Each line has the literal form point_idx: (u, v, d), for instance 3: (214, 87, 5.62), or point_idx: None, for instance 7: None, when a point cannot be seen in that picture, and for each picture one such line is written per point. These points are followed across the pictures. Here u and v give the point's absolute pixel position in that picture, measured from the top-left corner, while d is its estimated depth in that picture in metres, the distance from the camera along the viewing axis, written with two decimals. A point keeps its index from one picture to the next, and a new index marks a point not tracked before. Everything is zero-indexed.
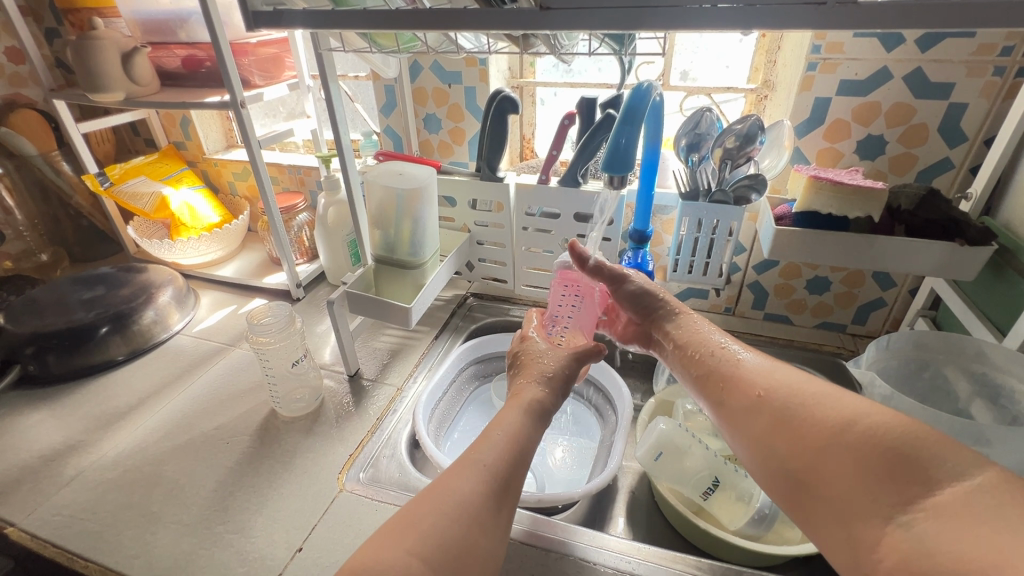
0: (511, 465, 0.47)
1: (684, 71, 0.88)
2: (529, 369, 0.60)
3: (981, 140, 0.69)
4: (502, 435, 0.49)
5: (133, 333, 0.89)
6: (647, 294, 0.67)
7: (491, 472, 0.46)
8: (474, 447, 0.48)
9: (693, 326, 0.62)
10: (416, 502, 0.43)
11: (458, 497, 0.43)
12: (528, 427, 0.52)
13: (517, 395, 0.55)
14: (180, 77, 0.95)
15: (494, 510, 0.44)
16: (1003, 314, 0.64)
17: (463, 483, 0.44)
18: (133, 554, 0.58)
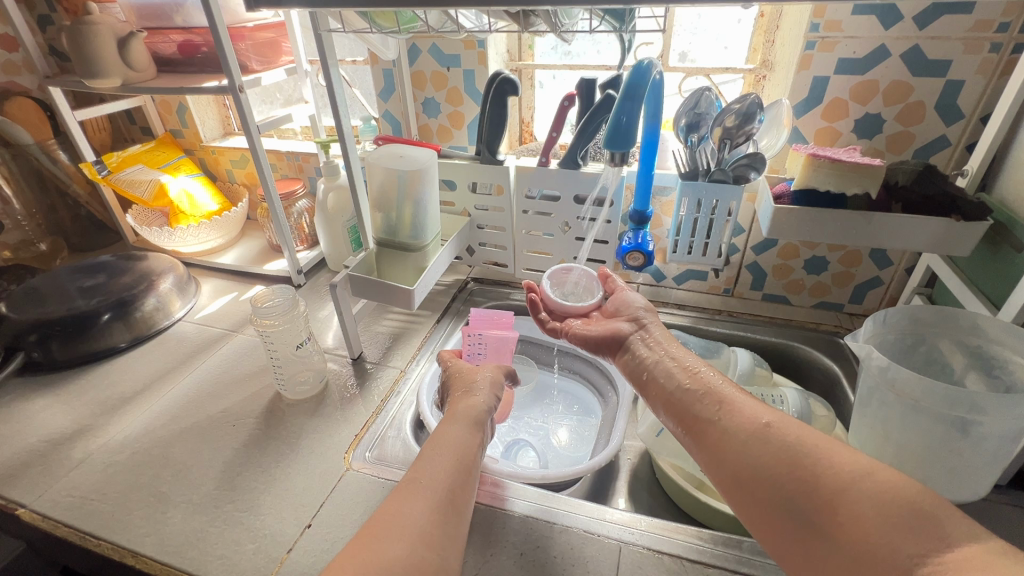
0: (454, 476, 0.51)
1: (682, 52, 0.88)
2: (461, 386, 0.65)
3: (978, 117, 0.70)
4: (444, 450, 0.53)
5: (135, 320, 0.89)
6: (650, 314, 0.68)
7: (430, 490, 0.48)
8: (414, 468, 0.51)
9: (685, 352, 0.61)
10: (364, 530, 0.44)
11: (400, 521, 0.45)
12: (467, 434, 0.56)
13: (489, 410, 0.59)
14: (176, 62, 0.95)
15: (440, 526, 0.46)
16: (997, 289, 0.65)
17: (405, 507, 0.46)
18: (145, 532, 0.59)
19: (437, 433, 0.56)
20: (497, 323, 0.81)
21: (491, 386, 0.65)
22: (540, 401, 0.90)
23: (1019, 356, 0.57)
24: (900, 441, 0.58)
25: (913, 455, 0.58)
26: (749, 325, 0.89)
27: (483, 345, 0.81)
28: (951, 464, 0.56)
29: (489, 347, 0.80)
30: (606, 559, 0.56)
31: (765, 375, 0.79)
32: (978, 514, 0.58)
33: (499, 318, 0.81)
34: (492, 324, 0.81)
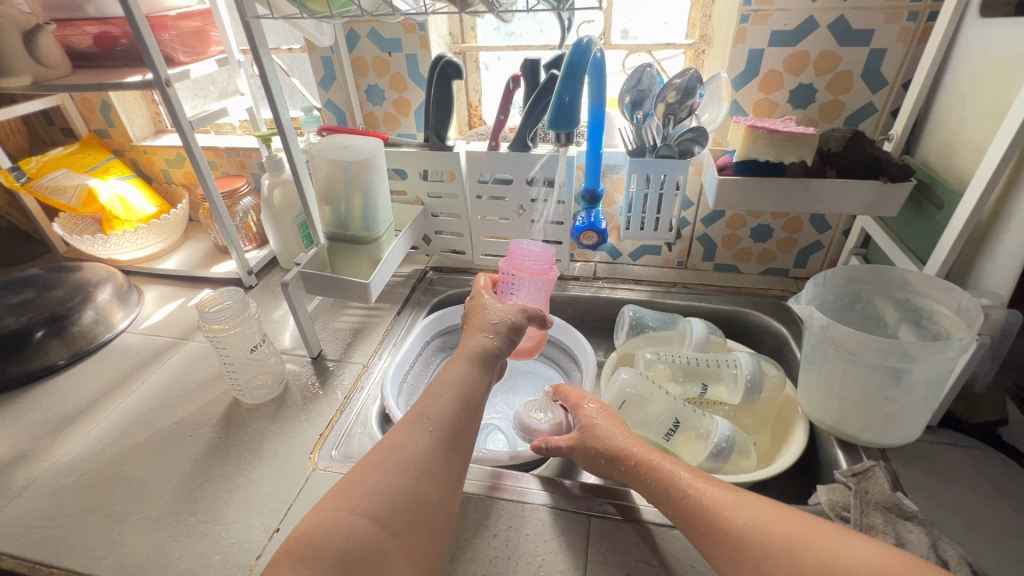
0: (458, 417, 0.52)
1: (624, 29, 0.88)
2: (477, 321, 0.64)
3: (899, 84, 0.74)
4: (449, 389, 0.54)
5: (72, 335, 0.85)
6: (598, 439, 0.60)
7: (436, 426, 0.50)
8: (421, 402, 0.52)
9: (643, 456, 0.55)
10: (367, 461, 0.47)
11: (403, 455, 0.47)
12: (474, 373, 0.57)
13: (487, 345, 0.60)
14: (94, 56, 0.88)
15: (442, 464, 0.48)
16: (922, 245, 0.69)
17: (410, 440, 0.48)
18: (101, 555, 0.56)
19: (443, 370, 0.56)
20: (541, 265, 0.73)
21: (507, 330, 0.62)
22: (506, 386, 0.90)
23: (943, 306, 0.62)
24: (842, 393, 0.62)
25: (854, 406, 0.62)
26: (702, 295, 0.92)
27: (520, 285, 0.74)
28: (888, 411, 0.60)
29: (527, 289, 0.74)
30: (576, 530, 0.58)
31: (719, 341, 0.83)
32: (915, 455, 0.63)
33: (544, 260, 0.73)
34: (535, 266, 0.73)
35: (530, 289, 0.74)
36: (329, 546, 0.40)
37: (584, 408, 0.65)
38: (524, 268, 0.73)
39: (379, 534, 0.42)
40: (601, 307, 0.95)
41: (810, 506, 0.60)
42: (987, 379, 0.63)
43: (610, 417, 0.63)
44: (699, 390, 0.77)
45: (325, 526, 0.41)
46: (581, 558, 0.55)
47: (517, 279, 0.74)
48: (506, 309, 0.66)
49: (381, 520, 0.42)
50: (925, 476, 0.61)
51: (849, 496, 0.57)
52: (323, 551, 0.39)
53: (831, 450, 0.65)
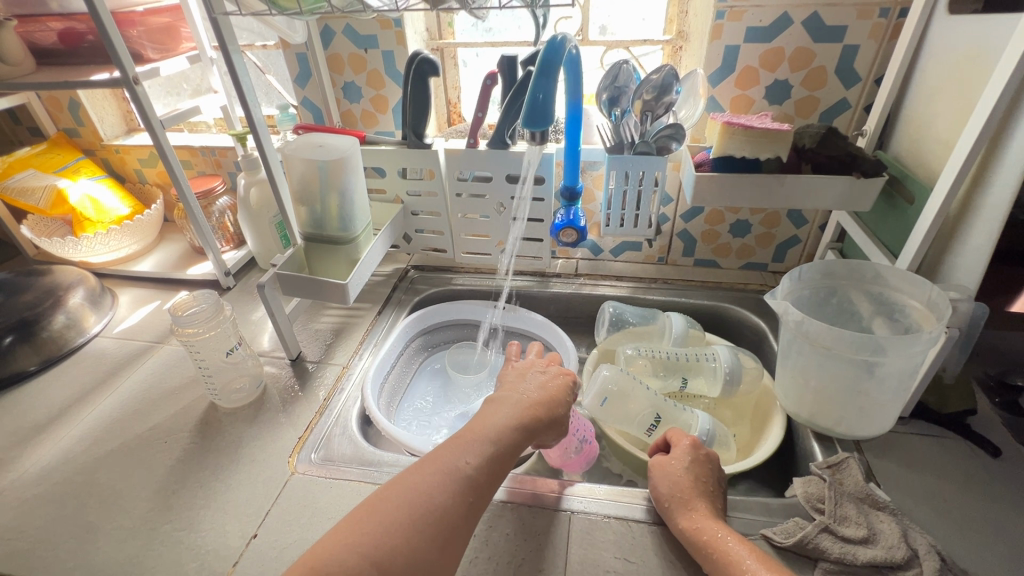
0: (492, 483, 0.50)
1: (602, 25, 0.88)
2: (524, 377, 0.65)
3: (872, 80, 0.75)
4: (493, 445, 0.52)
5: (43, 341, 0.83)
6: (679, 489, 0.57)
7: (476, 495, 0.48)
8: (467, 454, 0.50)
9: (713, 529, 0.53)
10: (391, 495, 0.46)
11: (435, 515, 0.45)
12: (516, 438, 0.54)
13: (534, 412, 0.57)
14: (59, 54, 0.86)
15: (464, 532, 0.46)
16: (895, 240, 0.71)
17: (446, 497, 0.46)
18: (72, 566, 0.55)
19: (489, 424, 0.54)
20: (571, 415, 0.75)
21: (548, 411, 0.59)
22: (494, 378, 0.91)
23: (915, 299, 0.63)
24: (817, 386, 0.63)
25: (829, 399, 0.62)
26: (682, 290, 0.93)
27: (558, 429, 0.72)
28: (861, 403, 0.61)
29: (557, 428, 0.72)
30: (557, 529, 0.58)
31: (698, 334, 0.84)
32: (888, 446, 0.64)
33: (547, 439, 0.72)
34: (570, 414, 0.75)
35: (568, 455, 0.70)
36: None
37: (677, 450, 0.61)
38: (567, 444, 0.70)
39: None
40: (583, 304, 0.95)
41: (786, 498, 0.61)
42: (956, 371, 0.64)
43: (699, 470, 0.59)
44: (679, 385, 0.78)
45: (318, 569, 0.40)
46: (561, 557, 0.55)
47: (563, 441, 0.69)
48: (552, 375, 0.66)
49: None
50: (898, 467, 0.62)
51: (824, 488, 0.57)
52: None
53: (808, 442, 0.66)
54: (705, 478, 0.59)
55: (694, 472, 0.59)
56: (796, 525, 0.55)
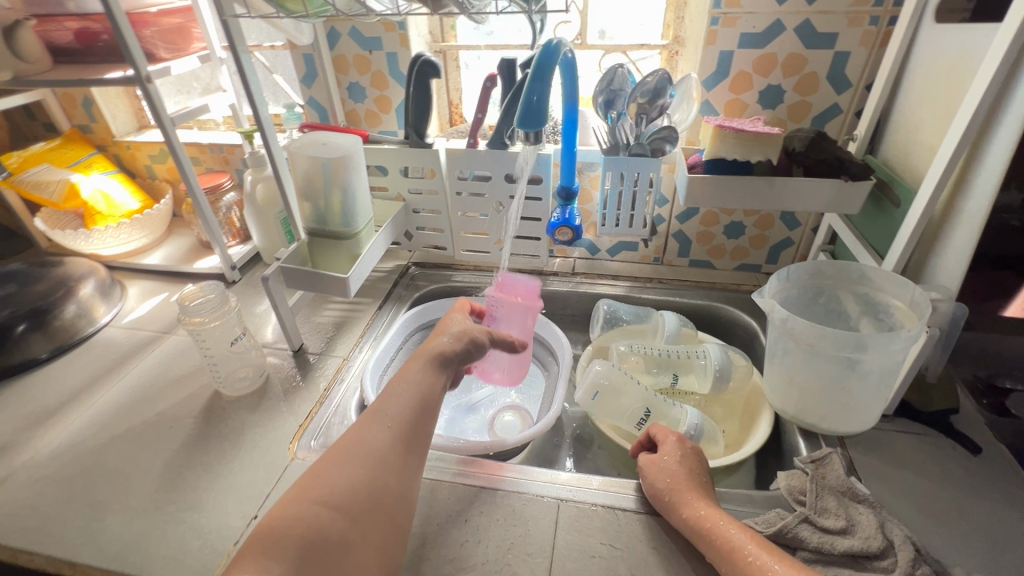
0: (416, 415, 0.54)
1: (601, 30, 0.89)
2: (436, 329, 0.66)
3: (863, 86, 0.77)
4: (407, 388, 0.56)
5: (54, 329, 0.86)
6: (674, 480, 0.58)
7: (395, 422, 0.53)
8: (382, 399, 0.55)
9: (714, 516, 0.54)
10: (329, 454, 0.49)
11: (364, 448, 0.49)
12: (432, 374, 0.59)
13: (444, 347, 0.62)
14: (74, 52, 0.88)
15: (400, 458, 0.51)
16: (883, 242, 0.72)
17: (371, 435, 0.51)
18: (81, 542, 0.58)
19: (401, 370, 0.58)
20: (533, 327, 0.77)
21: (466, 337, 0.64)
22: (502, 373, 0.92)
23: (898, 300, 0.65)
24: (803, 383, 0.65)
25: (814, 395, 0.64)
26: (677, 290, 0.95)
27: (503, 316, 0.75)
28: (844, 400, 0.62)
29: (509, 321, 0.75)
30: (546, 515, 0.60)
31: (690, 333, 0.86)
32: (871, 442, 0.66)
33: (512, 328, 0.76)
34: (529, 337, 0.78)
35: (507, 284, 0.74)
36: (291, 535, 0.41)
37: (666, 445, 0.63)
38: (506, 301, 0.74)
39: (340, 523, 0.44)
40: (580, 302, 0.97)
41: (770, 491, 0.62)
42: (938, 370, 0.66)
43: (691, 463, 0.61)
44: (670, 380, 0.80)
45: (283, 517, 0.43)
46: (549, 541, 0.57)
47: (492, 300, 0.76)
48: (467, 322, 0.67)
49: (341, 509, 0.45)
50: (881, 462, 0.63)
51: (806, 481, 0.60)
52: (286, 540, 0.41)
53: (794, 438, 0.68)
54: (699, 471, 0.60)
55: (688, 466, 0.60)
56: (778, 515, 0.57)
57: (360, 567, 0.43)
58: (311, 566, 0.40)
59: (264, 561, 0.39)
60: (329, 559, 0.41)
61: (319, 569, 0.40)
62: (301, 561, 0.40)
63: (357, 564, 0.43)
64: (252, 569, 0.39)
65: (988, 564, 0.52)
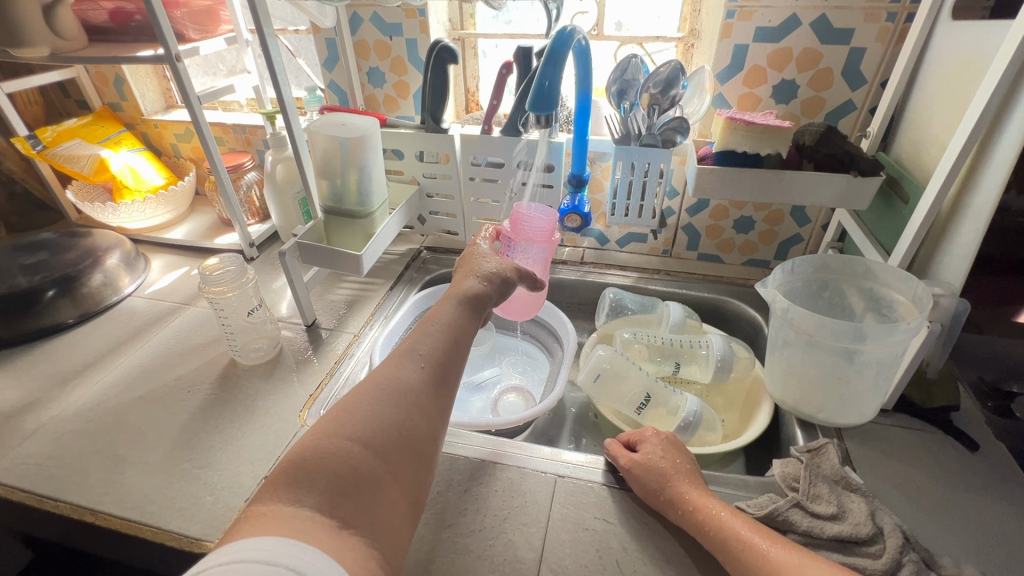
0: (446, 355, 0.54)
1: (618, 21, 0.90)
2: (467, 267, 0.67)
3: (878, 83, 0.77)
4: (437, 329, 0.55)
5: (82, 296, 0.90)
6: (661, 475, 0.58)
7: (427, 361, 0.52)
8: (413, 338, 0.54)
9: (706, 505, 0.54)
10: (358, 392, 0.48)
11: (395, 385, 0.49)
12: (462, 315, 0.59)
13: (476, 289, 0.62)
14: (109, 31, 0.92)
15: (430, 397, 0.50)
16: (891, 239, 0.73)
17: (402, 373, 0.50)
18: (103, 492, 0.61)
19: (431, 311, 0.58)
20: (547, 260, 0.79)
21: (498, 279, 0.65)
22: (508, 359, 0.95)
23: (902, 295, 0.65)
24: (802, 373, 0.66)
25: (813, 386, 0.65)
26: (683, 282, 0.96)
27: (520, 247, 0.76)
28: (841, 391, 0.63)
29: (527, 252, 0.76)
30: (543, 489, 0.62)
31: (695, 325, 0.87)
32: (869, 435, 0.66)
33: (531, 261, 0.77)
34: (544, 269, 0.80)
35: (526, 216, 0.74)
36: (322, 470, 0.40)
37: (646, 444, 0.62)
38: (526, 233, 0.75)
39: (371, 459, 0.43)
40: (587, 291, 0.99)
41: (765, 477, 0.64)
42: (939, 365, 0.66)
43: (675, 454, 0.61)
44: (673, 369, 0.81)
45: (315, 450, 0.42)
46: (545, 514, 0.59)
47: (513, 232, 0.76)
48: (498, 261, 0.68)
49: (372, 447, 0.43)
50: (877, 454, 0.64)
51: (801, 469, 0.60)
52: (318, 474, 0.40)
53: (791, 428, 0.69)
54: (683, 460, 0.60)
55: (672, 458, 0.60)
56: (770, 499, 0.58)
57: (389, 505, 0.42)
58: (341, 502, 0.39)
59: (294, 495, 0.39)
60: (359, 495, 0.40)
61: (350, 505, 0.40)
62: (332, 496, 0.39)
63: (388, 501, 0.42)
64: (281, 504, 0.38)
65: (976, 555, 0.53)
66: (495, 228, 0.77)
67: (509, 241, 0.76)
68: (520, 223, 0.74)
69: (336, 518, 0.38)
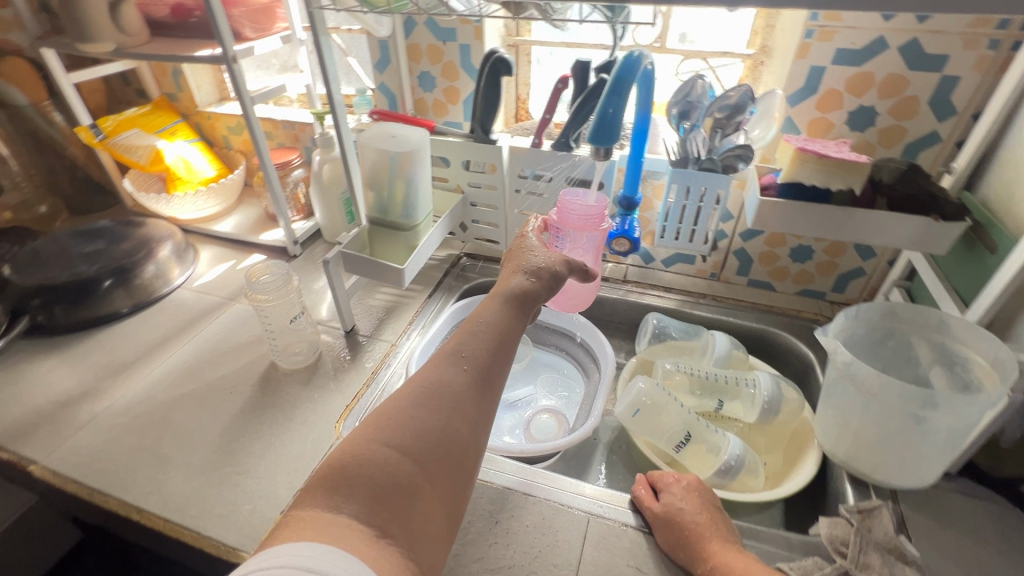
0: (491, 358, 0.52)
1: (682, 32, 0.85)
2: (516, 262, 0.64)
3: (970, 114, 0.70)
4: (483, 329, 0.54)
5: (135, 286, 0.93)
6: (688, 524, 0.57)
7: (470, 363, 0.50)
8: (457, 339, 0.52)
9: (726, 558, 0.53)
10: (400, 396, 0.47)
11: (436, 388, 0.47)
12: (508, 314, 0.57)
13: (523, 286, 0.60)
14: (169, 26, 0.93)
15: (473, 401, 0.48)
16: (970, 288, 0.67)
17: (444, 376, 0.48)
18: (148, 490, 0.63)
19: (476, 310, 0.56)
20: (598, 250, 0.76)
21: (549, 277, 0.62)
22: (543, 375, 0.94)
23: (979, 355, 0.60)
24: (858, 430, 0.62)
25: (871, 445, 0.61)
26: (731, 310, 0.92)
27: (569, 236, 0.74)
28: (903, 454, 0.59)
29: (576, 241, 0.73)
30: (575, 528, 0.61)
31: (741, 357, 0.83)
32: (926, 500, 0.62)
33: (579, 246, 0.74)
34: (595, 259, 0.77)
35: (572, 203, 0.72)
36: (360, 476, 0.39)
37: (670, 491, 0.61)
38: (573, 221, 0.72)
39: (409, 468, 0.41)
40: (628, 311, 0.96)
41: (810, 536, 0.61)
42: (1016, 435, 0.61)
43: (697, 499, 0.60)
44: (715, 405, 0.78)
45: (356, 455, 0.41)
46: (576, 555, 0.58)
47: (559, 220, 0.73)
48: (547, 255, 0.65)
49: (411, 454, 0.42)
50: (935, 522, 0.60)
51: (850, 532, 0.57)
52: (355, 481, 0.39)
53: (841, 483, 0.65)
54: (706, 507, 0.59)
55: (695, 505, 0.59)
56: (816, 563, 0.55)
57: (428, 514, 0.41)
58: (378, 509, 0.38)
59: (332, 501, 0.38)
60: (396, 504, 0.39)
61: (387, 513, 0.39)
62: (369, 504, 0.38)
63: (425, 510, 0.41)
64: (318, 510, 0.37)
65: None
66: (541, 219, 0.75)
67: (556, 231, 0.74)
68: (567, 211, 0.72)
69: (372, 527, 0.37)
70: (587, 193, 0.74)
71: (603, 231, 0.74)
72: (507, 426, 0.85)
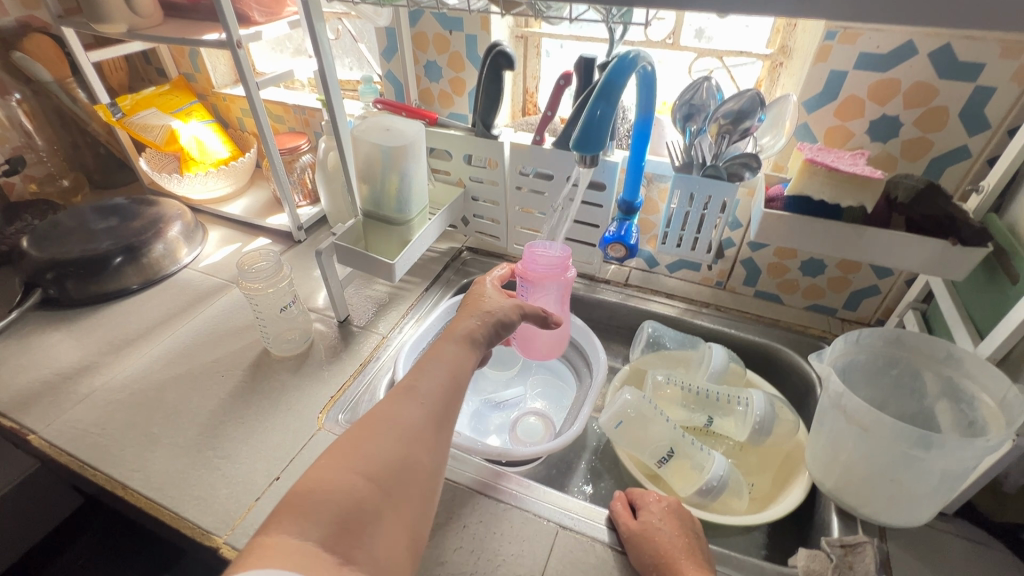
0: (450, 392, 0.52)
1: (699, 28, 0.82)
2: (471, 307, 0.62)
3: (1005, 129, 0.64)
4: (446, 367, 0.53)
5: (144, 264, 0.95)
6: (662, 549, 0.55)
7: (429, 397, 0.50)
8: (413, 373, 0.52)
9: None
10: (361, 426, 0.47)
11: (398, 420, 0.47)
12: (464, 355, 0.56)
13: (474, 328, 0.58)
14: (182, 8, 0.94)
15: (433, 433, 0.48)
16: (987, 319, 0.62)
17: (407, 408, 0.48)
18: (134, 468, 0.66)
19: (432, 347, 0.55)
20: (567, 296, 0.76)
21: (497, 323, 0.61)
22: (534, 378, 0.92)
23: (987, 394, 0.56)
24: (848, 462, 0.59)
25: (860, 479, 0.58)
26: (734, 322, 0.88)
27: (534, 287, 0.73)
28: (892, 491, 0.56)
29: (541, 292, 0.73)
30: (543, 540, 0.60)
31: (738, 371, 0.80)
32: (917, 540, 0.59)
33: (544, 297, 0.73)
34: (563, 306, 0.76)
35: (536, 255, 0.71)
36: (326, 504, 0.40)
37: (648, 510, 0.60)
38: (536, 274, 0.71)
39: (375, 495, 0.42)
40: (627, 316, 0.93)
41: (788, 567, 0.58)
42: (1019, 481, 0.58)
43: (675, 522, 0.59)
44: (704, 420, 0.76)
45: (325, 480, 0.42)
46: (540, 565, 0.57)
47: (523, 271, 0.72)
48: (500, 300, 0.63)
49: (377, 480, 0.43)
50: (923, 564, 0.57)
51: (829, 567, 0.54)
52: (321, 508, 0.40)
53: (827, 514, 0.63)
54: (685, 534, 0.58)
55: (670, 529, 0.57)
56: None
57: (388, 542, 0.42)
58: (343, 537, 0.39)
59: (299, 527, 0.38)
60: (361, 530, 0.40)
61: (350, 541, 0.39)
62: (336, 531, 0.39)
63: (387, 536, 0.42)
64: (287, 536, 0.38)
65: None
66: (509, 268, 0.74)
67: (521, 281, 0.73)
68: (533, 262, 0.71)
69: (337, 554, 0.38)
70: (553, 242, 0.74)
71: (569, 279, 0.73)
72: (491, 427, 0.84)
